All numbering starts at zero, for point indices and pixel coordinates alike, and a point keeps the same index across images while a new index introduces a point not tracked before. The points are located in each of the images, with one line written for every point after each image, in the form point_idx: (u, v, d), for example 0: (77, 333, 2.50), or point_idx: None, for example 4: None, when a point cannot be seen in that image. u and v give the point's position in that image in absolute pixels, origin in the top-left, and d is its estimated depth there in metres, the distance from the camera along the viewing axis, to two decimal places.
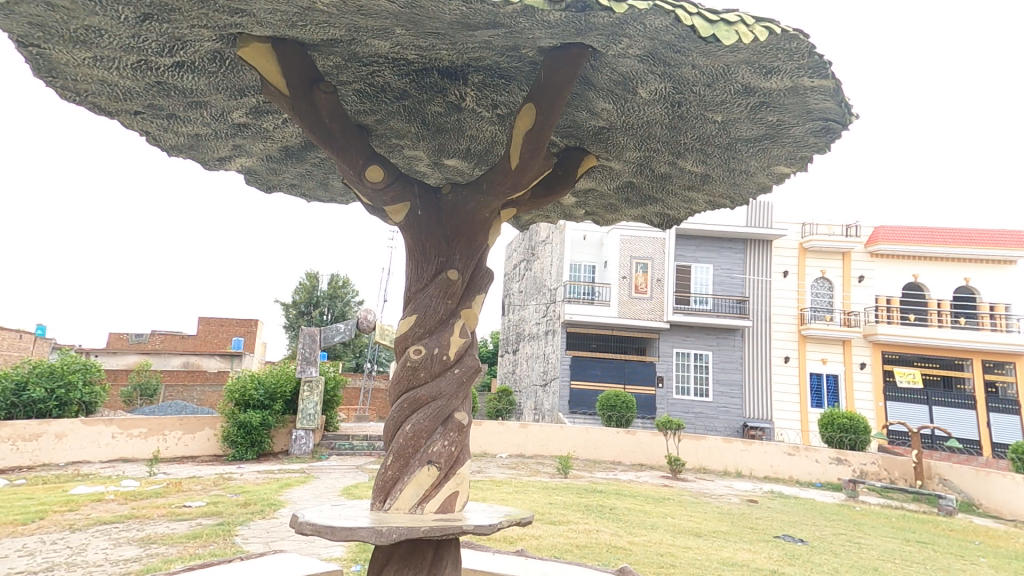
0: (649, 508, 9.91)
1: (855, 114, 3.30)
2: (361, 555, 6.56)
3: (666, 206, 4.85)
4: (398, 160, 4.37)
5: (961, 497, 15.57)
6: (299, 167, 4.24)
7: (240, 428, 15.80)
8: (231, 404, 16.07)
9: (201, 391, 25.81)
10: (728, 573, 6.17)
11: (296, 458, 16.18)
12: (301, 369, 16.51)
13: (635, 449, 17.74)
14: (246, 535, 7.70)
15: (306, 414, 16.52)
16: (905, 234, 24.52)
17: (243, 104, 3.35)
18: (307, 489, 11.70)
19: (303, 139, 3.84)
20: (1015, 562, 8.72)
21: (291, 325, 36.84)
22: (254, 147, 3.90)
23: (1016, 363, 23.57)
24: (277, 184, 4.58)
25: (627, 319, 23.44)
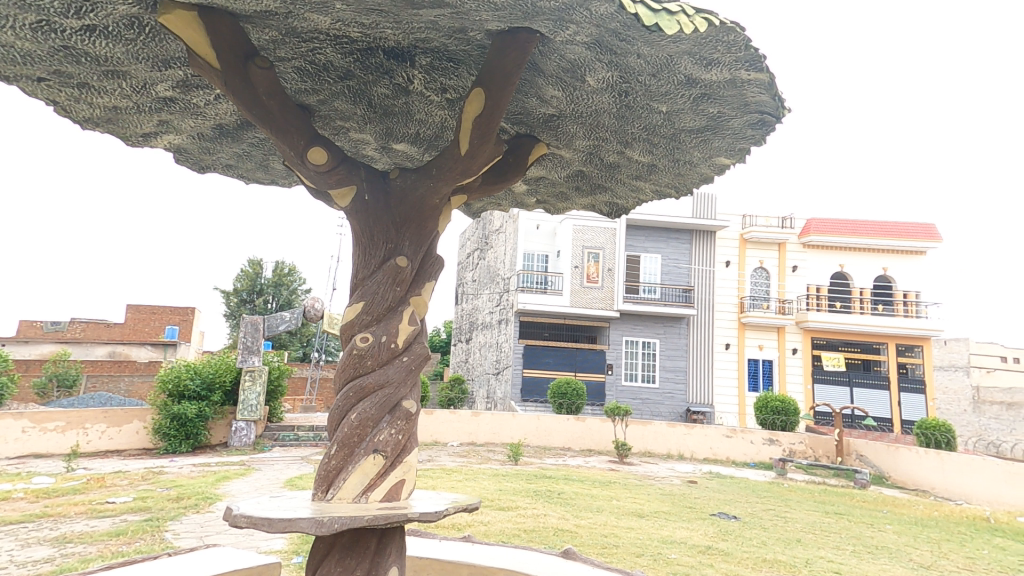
0: (596, 491, 10.18)
1: (787, 108, 3.45)
2: (303, 546, 6.45)
3: (615, 195, 4.92)
4: (344, 143, 4.23)
5: (872, 470, 16.93)
6: (234, 147, 4.05)
7: (173, 420, 15.08)
8: (163, 395, 15.25)
9: (129, 382, 24.41)
10: (667, 550, 6.45)
11: (236, 450, 15.65)
12: (241, 359, 15.89)
13: (584, 435, 18.11)
14: (176, 530, 7.40)
15: (248, 405, 15.95)
16: (834, 226, 25.84)
17: (167, 75, 3.15)
18: (246, 482, 11.34)
19: (237, 117, 3.66)
20: (918, 528, 9.53)
21: (231, 313, 35.44)
22: (181, 124, 3.69)
23: (924, 346, 25.32)
24: (210, 164, 4.35)
25: (579, 308, 23.83)
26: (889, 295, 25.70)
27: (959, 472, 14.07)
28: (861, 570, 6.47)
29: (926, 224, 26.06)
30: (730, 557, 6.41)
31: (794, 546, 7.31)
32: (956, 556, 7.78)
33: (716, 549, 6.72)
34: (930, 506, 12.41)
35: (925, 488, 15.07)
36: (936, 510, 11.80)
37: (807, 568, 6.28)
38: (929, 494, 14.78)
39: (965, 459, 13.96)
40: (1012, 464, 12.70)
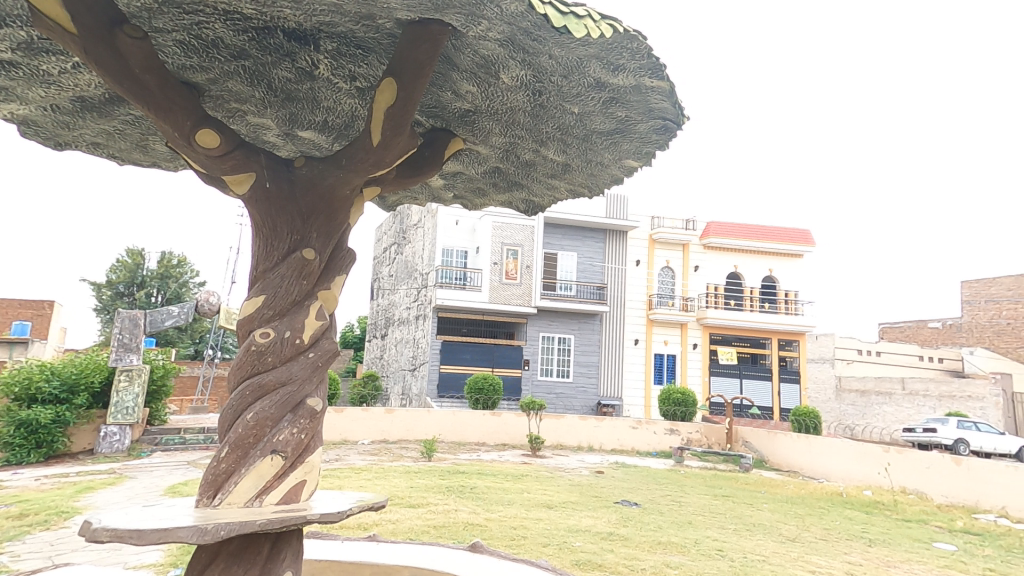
0: (507, 484, 10.35)
1: (686, 115, 3.67)
2: (182, 558, 6.04)
3: (532, 192, 5.00)
4: (240, 127, 3.96)
5: (755, 454, 18.48)
6: (101, 123, 3.68)
7: (20, 427, 13.34)
8: (9, 399, 13.46)
9: None
10: (571, 539, 6.68)
11: (105, 458, 14.23)
12: (116, 357, 14.55)
13: (498, 429, 18.31)
14: (17, 552, 6.61)
15: (122, 407, 14.58)
16: (730, 229, 27.77)
17: (3, 34, 2.78)
18: (115, 492, 10.35)
19: (102, 89, 3.31)
20: (790, 505, 10.55)
21: (104, 307, 32.28)
22: (26, 92, 3.29)
23: (800, 340, 27.71)
24: (71, 141, 3.93)
25: (497, 304, 24.09)
26: (774, 294, 27.89)
27: (822, 452, 15.75)
28: (742, 546, 7.05)
29: (805, 229, 28.59)
30: (630, 542, 6.75)
31: (687, 528, 7.82)
32: (817, 528, 8.70)
33: (617, 535, 7.05)
34: (800, 485, 13.79)
35: (795, 469, 16.76)
36: (804, 487, 13.16)
37: (696, 548, 6.75)
38: (799, 474, 16.41)
39: (827, 441, 15.64)
40: (864, 444, 14.43)
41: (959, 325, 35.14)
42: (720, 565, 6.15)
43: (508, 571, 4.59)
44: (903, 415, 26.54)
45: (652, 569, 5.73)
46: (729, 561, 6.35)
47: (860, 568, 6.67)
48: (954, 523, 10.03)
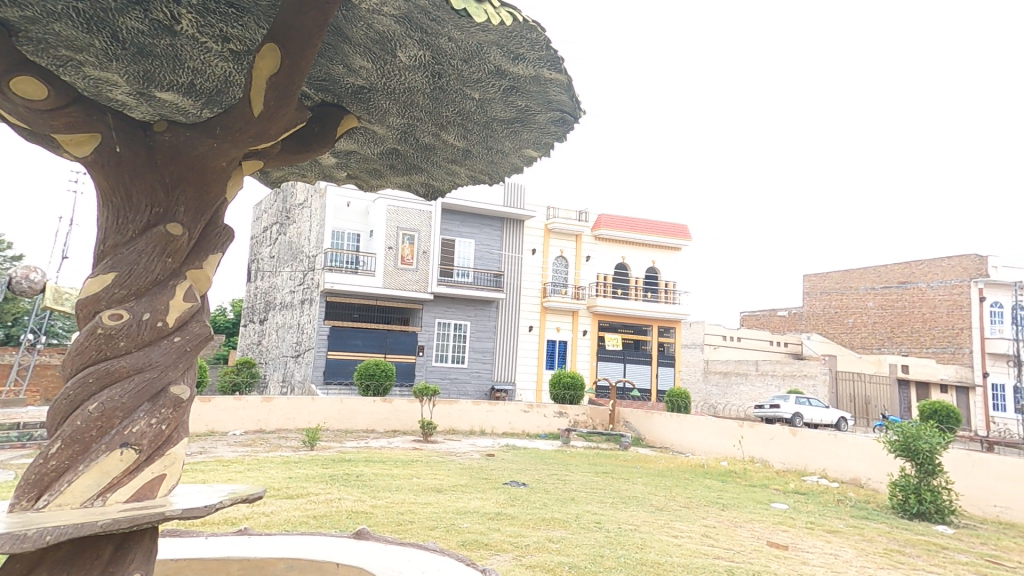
0: (396, 471, 10.20)
1: (582, 109, 3.74)
2: None
3: (431, 176, 4.79)
4: (70, 79, 2.99)
5: (634, 433, 19.91)
6: None
7: None
8: None
9: None
10: (460, 520, 6.77)
11: None
12: None
13: (390, 416, 18.02)
14: None
15: None
16: (619, 221, 29.26)
17: None
18: None
19: None
20: (661, 478, 11.51)
21: None
22: None
23: (676, 327, 29.76)
24: None
25: (391, 289, 23.54)
26: (656, 284, 29.79)
27: (689, 429, 17.32)
28: (617, 518, 7.59)
29: (683, 224, 30.84)
30: (516, 520, 6.97)
31: (569, 504, 8.24)
32: (682, 497, 9.59)
33: (504, 514, 7.25)
34: (670, 459, 15.07)
35: (667, 444, 18.29)
36: (674, 461, 14.42)
37: (577, 522, 7.14)
38: (670, 449, 17.93)
39: (693, 418, 17.23)
40: (723, 421, 16.07)
41: (800, 313, 40.29)
42: (597, 536, 6.57)
43: (392, 554, 4.59)
44: (756, 393, 30.12)
45: (535, 544, 5.97)
46: (606, 532, 6.80)
47: (715, 530, 7.48)
48: (789, 485, 11.58)
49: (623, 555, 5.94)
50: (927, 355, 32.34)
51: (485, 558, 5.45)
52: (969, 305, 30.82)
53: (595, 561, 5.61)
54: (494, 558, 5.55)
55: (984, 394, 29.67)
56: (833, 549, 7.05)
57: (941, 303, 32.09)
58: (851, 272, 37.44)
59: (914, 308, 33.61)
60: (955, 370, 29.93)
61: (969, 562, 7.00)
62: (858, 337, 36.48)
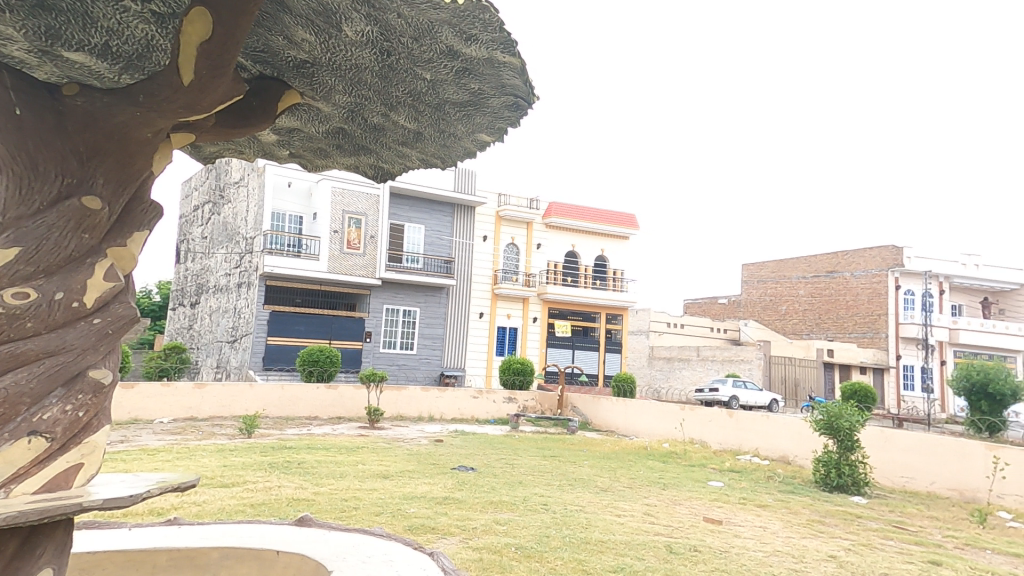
0: (340, 457, 9.98)
1: (537, 95, 3.64)
2: None
3: (380, 158, 4.56)
4: None
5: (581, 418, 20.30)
6: None
7: None
8: None
9: None
10: (406, 505, 6.72)
11: None
12: None
13: (335, 403, 17.64)
14: None
15: None
16: (570, 209, 29.50)
17: None
18: None
19: None
20: (606, 460, 11.82)
21: None
22: None
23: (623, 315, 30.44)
24: None
25: (336, 274, 22.92)
26: (605, 272, 30.34)
27: (634, 413, 17.83)
28: (563, 499, 7.74)
29: (631, 214, 31.46)
30: (464, 504, 6.99)
31: (516, 487, 8.33)
32: (625, 478, 9.89)
33: (452, 498, 7.24)
34: (615, 442, 15.49)
35: (613, 428, 18.79)
36: (618, 444, 14.83)
37: (524, 504, 7.24)
38: (615, 433, 18.42)
39: (637, 403, 17.77)
40: (665, 404, 16.67)
41: (738, 301, 42.32)
42: (544, 517, 6.68)
43: (336, 540, 4.50)
44: (696, 376, 31.46)
45: (482, 527, 6.00)
46: (552, 513, 6.93)
47: (656, 508, 7.78)
48: (724, 464, 12.16)
49: (569, 534, 6.07)
50: (849, 340, 34.40)
51: (431, 541, 5.43)
52: (887, 293, 32.99)
53: (540, 541, 5.71)
54: (441, 541, 5.54)
55: (897, 375, 32.21)
56: (763, 522, 7.46)
57: (862, 291, 34.25)
58: (785, 262, 39.45)
59: (839, 295, 35.63)
60: (873, 353, 32.25)
61: (880, 529, 7.60)
62: (791, 324, 38.57)
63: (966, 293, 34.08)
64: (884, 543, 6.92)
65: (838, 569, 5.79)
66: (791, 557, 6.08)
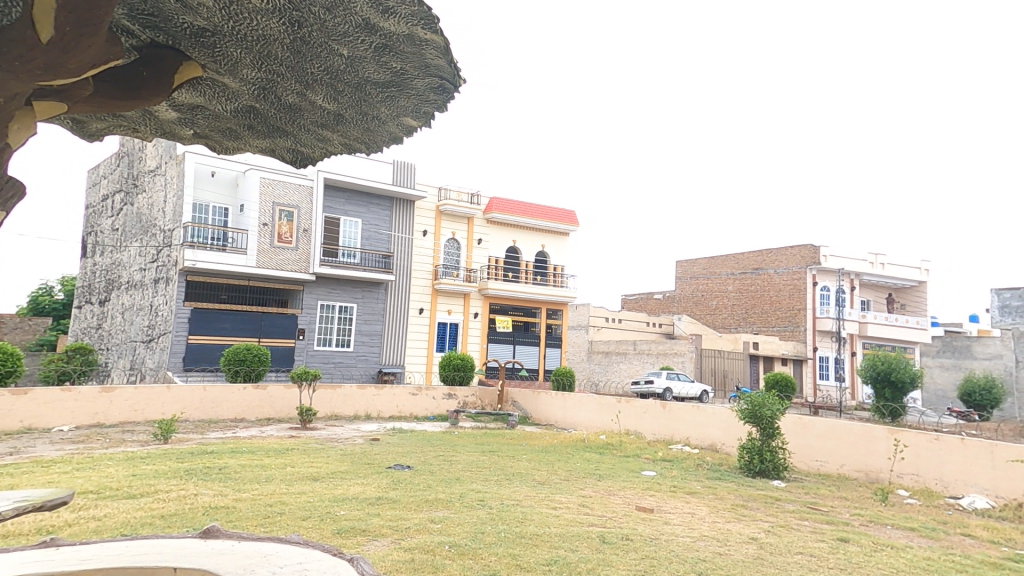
0: (266, 461, 9.53)
1: (463, 78, 3.56)
2: None
3: (298, 141, 4.25)
4: None
5: (522, 413, 20.43)
6: None
7: None
8: None
9: None
10: (336, 508, 6.51)
11: None
12: None
13: (263, 403, 16.89)
14: None
15: None
16: (511, 205, 29.49)
17: None
18: None
19: None
20: (543, 454, 11.98)
21: None
22: None
23: (564, 310, 30.86)
24: None
25: (265, 268, 21.93)
26: (545, 268, 30.65)
27: (574, 407, 18.12)
28: (499, 495, 7.75)
29: (571, 211, 31.84)
30: (398, 504, 6.84)
31: (453, 485, 8.27)
32: (562, 471, 10.06)
33: (385, 498, 7.09)
34: (553, 436, 15.70)
35: (552, 421, 19.05)
36: (557, 438, 15.03)
37: (460, 501, 7.20)
38: (555, 427, 18.66)
39: (577, 397, 18.05)
40: (603, 397, 17.04)
41: (672, 297, 44.14)
42: (479, 514, 6.66)
43: (250, 549, 4.29)
44: (633, 370, 32.56)
45: (416, 527, 5.90)
46: (488, 509, 6.93)
47: (590, 499, 7.93)
48: (657, 454, 12.58)
49: (504, 530, 6.07)
50: (772, 333, 36.50)
51: (360, 544, 5.28)
52: (806, 289, 35.19)
53: (475, 538, 5.68)
54: (371, 544, 5.40)
55: (813, 366, 34.55)
56: (690, 509, 7.78)
57: (785, 287, 36.33)
58: (716, 259, 41.33)
59: (764, 291, 37.64)
60: (793, 346, 34.39)
61: (796, 510, 8.10)
62: (720, 318, 40.50)
63: (873, 289, 37.02)
64: (799, 523, 7.38)
65: (758, 550, 6.10)
66: (716, 541, 6.36)
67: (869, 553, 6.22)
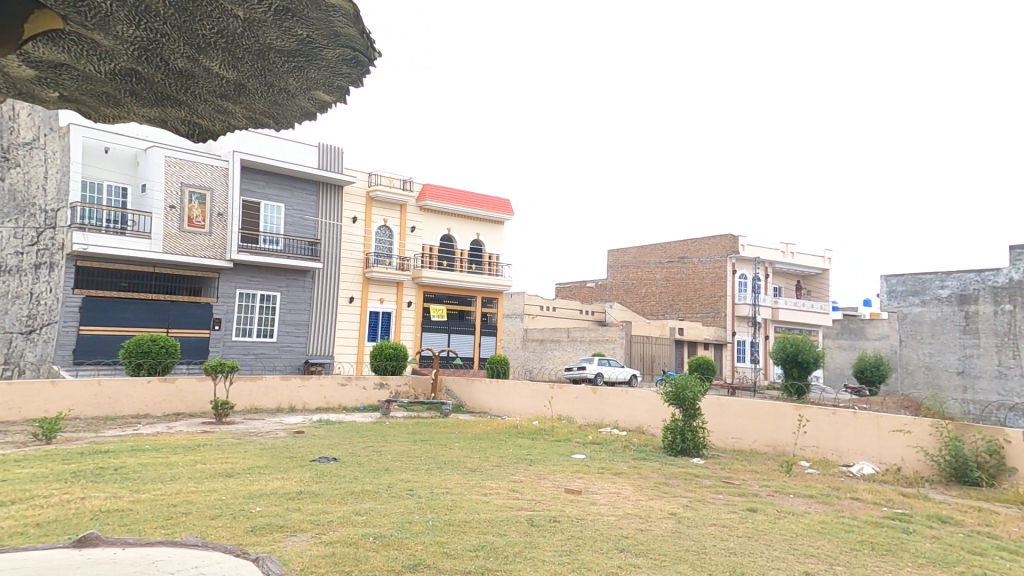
0: (173, 458, 8.95)
1: (378, 51, 3.45)
2: None
3: (193, 112, 3.95)
4: None
5: (455, 401, 20.40)
6: None
7: None
8: None
9: None
10: (252, 505, 6.22)
11: None
12: None
13: (170, 397, 15.92)
14: None
15: None
16: (444, 193, 29.11)
17: None
18: None
19: None
20: (475, 441, 12.00)
21: None
22: None
23: (499, 298, 30.97)
24: None
25: (173, 254, 20.53)
26: (480, 257, 30.60)
27: (507, 393, 18.28)
28: (429, 483, 7.69)
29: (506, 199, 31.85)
30: (320, 497, 6.63)
31: (381, 475, 8.13)
32: (492, 457, 10.12)
33: (307, 492, 6.86)
34: (486, 423, 15.76)
35: (486, 409, 19.15)
36: (489, 425, 15.10)
37: (388, 492, 7.07)
38: (488, 414, 18.78)
39: (511, 384, 18.19)
40: (535, 384, 17.29)
41: (605, 285, 45.44)
42: (407, 503, 6.56)
43: (141, 557, 4.03)
44: (566, 356, 33.30)
45: (339, 520, 5.74)
46: (416, 498, 6.85)
47: (520, 484, 8.04)
48: (587, 438, 12.92)
49: (432, 518, 6.03)
50: (696, 319, 38.42)
51: (276, 541, 5.06)
52: (726, 277, 37.23)
53: (401, 528, 5.59)
54: (288, 540, 5.19)
55: (732, 349, 36.67)
56: (616, 489, 8.03)
57: (707, 276, 38.24)
58: (645, 248, 42.87)
59: (688, 279, 39.45)
60: (714, 331, 36.39)
61: (712, 485, 8.59)
62: (649, 305, 42.12)
63: (784, 277, 39.76)
64: (715, 497, 7.82)
65: (677, 524, 6.41)
66: (639, 518, 6.62)
67: (774, 521, 6.69)
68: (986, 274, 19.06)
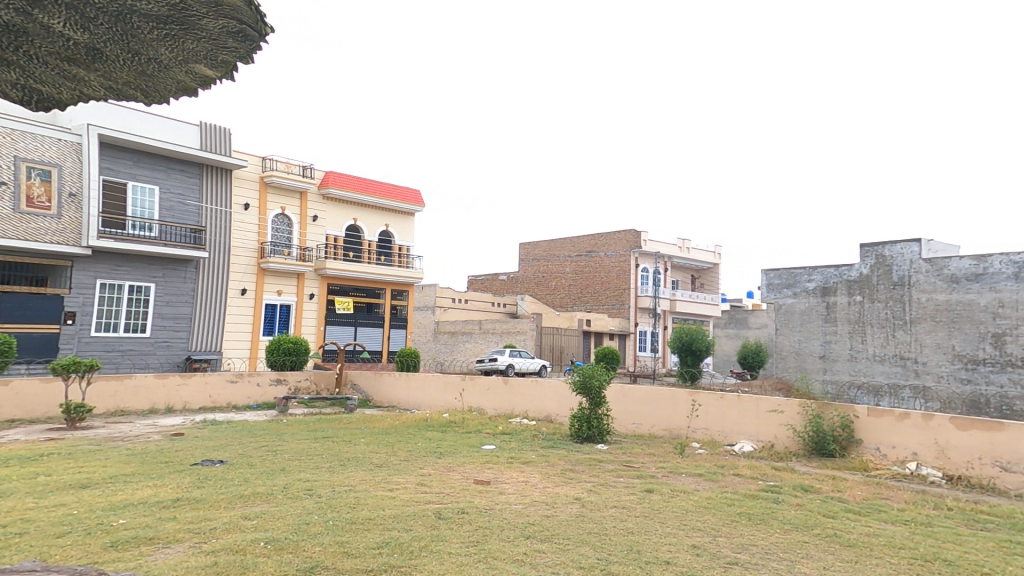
0: (9, 471, 7.90)
1: (267, 27, 3.51)
2: None
3: (29, 74, 3.44)
4: None
5: (362, 396, 19.81)
6: None
7: None
8: None
9: None
10: (113, 517, 5.64)
11: None
12: None
13: (7, 402, 14.06)
14: None
15: None
16: (349, 181, 28.00)
17: None
18: None
19: None
20: (381, 436, 11.69)
21: None
22: None
23: (409, 291, 30.37)
24: None
25: (10, 239, 17.93)
26: (390, 248, 29.78)
27: (417, 387, 18.02)
28: (330, 482, 7.38)
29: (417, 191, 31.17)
30: (201, 504, 6.15)
31: (276, 476, 7.69)
32: (399, 452, 9.92)
33: (185, 499, 6.33)
34: (392, 417, 15.40)
35: (395, 403, 18.74)
36: (397, 419, 14.78)
37: (284, 493, 6.71)
38: (397, 408, 18.42)
39: (421, 377, 17.94)
40: (447, 376, 17.19)
41: (516, 278, 46.05)
42: (304, 503, 6.27)
43: None
44: (478, 348, 33.45)
45: (224, 527, 5.34)
46: (316, 498, 6.55)
47: (429, 477, 7.96)
48: (496, 429, 13.05)
49: (332, 517, 5.80)
50: (602, 311, 40.03)
51: (143, 555, 4.63)
52: (629, 271, 39.12)
53: (298, 530, 5.32)
54: (160, 552, 4.77)
55: (635, 339, 38.69)
56: (523, 477, 8.21)
57: (613, 269, 39.97)
58: (554, 242, 43.96)
59: (595, 272, 40.98)
60: (618, 322, 38.16)
61: (614, 469, 9.03)
62: (558, 298, 43.29)
63: (681, 270, 42.50)
64: (616, 480, 8.22)
65: (581, 508, 6.65)
66: (545, 505, 6.79)
67: (667, 499, 7.15)
68: (843, 269, 21.49)
